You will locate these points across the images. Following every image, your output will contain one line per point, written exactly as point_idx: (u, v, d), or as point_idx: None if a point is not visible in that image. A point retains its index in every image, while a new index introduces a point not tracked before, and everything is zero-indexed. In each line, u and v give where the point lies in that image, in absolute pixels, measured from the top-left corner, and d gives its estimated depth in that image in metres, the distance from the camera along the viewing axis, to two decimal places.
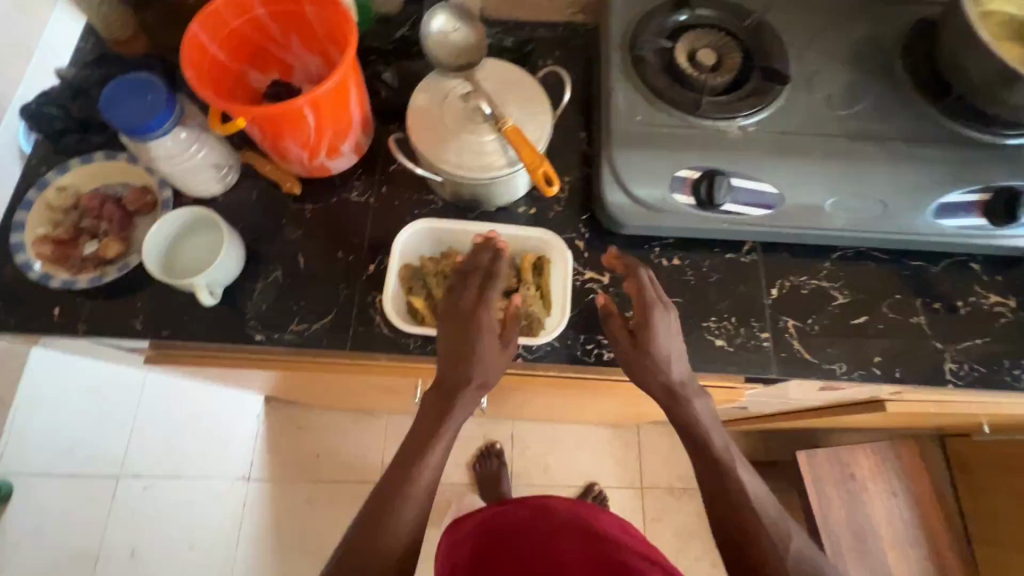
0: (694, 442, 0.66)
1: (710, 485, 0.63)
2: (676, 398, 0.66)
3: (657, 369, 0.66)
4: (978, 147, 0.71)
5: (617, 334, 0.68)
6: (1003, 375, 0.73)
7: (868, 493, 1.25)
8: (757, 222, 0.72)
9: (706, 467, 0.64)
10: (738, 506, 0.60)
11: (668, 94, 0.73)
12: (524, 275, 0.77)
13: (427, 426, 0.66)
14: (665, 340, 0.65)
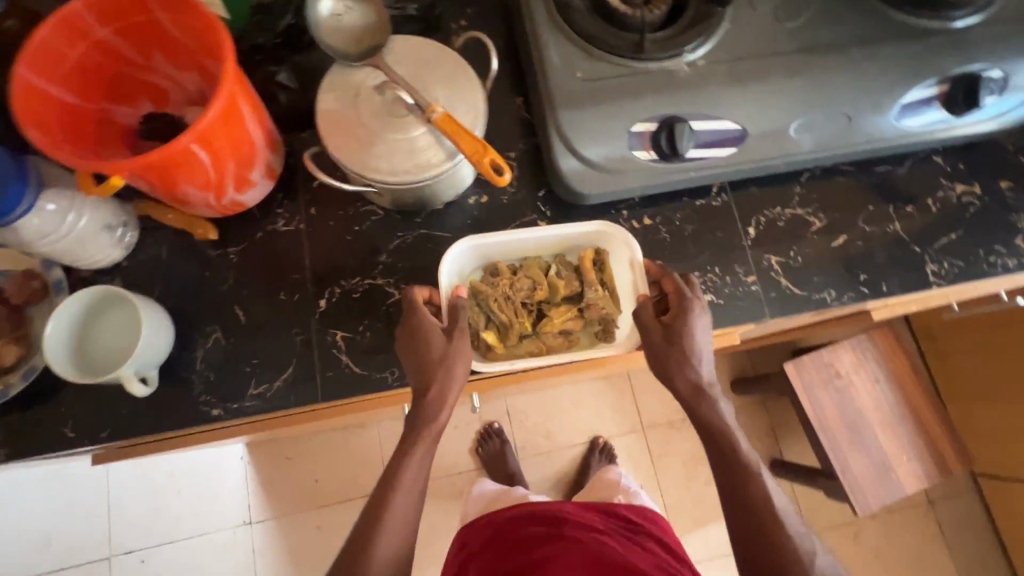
0: (714, 439, 0.64)
1: (728, 484, 0.63)
2: (703, 396, 0.63)
3: (688, 365, 0.62)
4: (932, 35, 0.67)
5: (649, 328, 0.63)
6: (981, 265, 0.73)
7: (856, 389, 1.29)
8: (725, 162, 0.67)
9: (726, 469, 0.63)
10: (767, 524, 0.61)
11: (604, 40, 0.65)
12: (587, 274, 0.72)
13: (416, 464, 0.61)
14: (699, 339, 0.62)
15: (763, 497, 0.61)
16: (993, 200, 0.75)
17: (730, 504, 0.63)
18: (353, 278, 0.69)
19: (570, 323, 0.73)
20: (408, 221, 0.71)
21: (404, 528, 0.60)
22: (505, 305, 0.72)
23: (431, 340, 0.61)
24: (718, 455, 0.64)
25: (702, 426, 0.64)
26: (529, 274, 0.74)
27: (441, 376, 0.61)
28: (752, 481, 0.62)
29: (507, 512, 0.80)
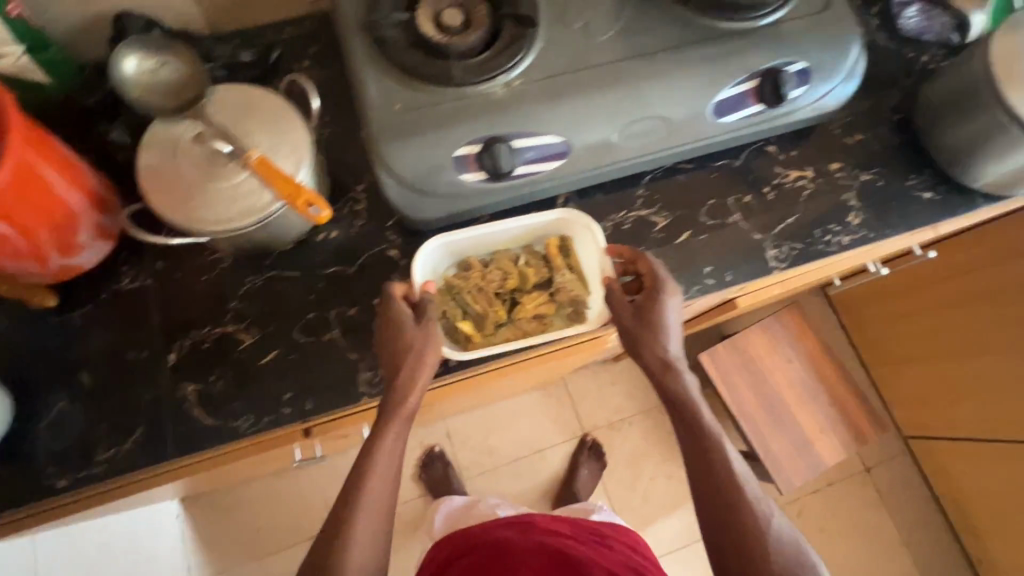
0: (677, 408, 0.62)
1: (693, 456, 0.60)
2: (671, 366, 0.62)
3: (656, 336, 0.63)
4: (736, 37, 0.71)
5: (620, 310, 0.65)
6: (818, 244, 0.76)
7: (770, 370, 1.32)
8: (554, 174, 0.70)
9: (691, 441, 0.61)
10: (727, 492, 0.57)
11: (422, 69, 0.66)
12: (555, 261, 0.75)
13: (389, 452, 0.58)
14: (661, 319, 0.63)
15: (725, 468, 0.58)
16: (825, 181, 0.79)
17: (695, 479, 0.60)
18: (204, 328, 0.69)
19: (543, 307, 0.74)
20: (257, 263, 0.72)
21: (380, 524, 0.55)
22: (478, 295, 0.73)
23: (404, 334, 0.61)
24: (679, 423, 0.62)
25: (666, 395, 0.62)
26: (500, 265, 0.75)
27: (407, 366, 0.60)
28: (715, 452, 0.59)
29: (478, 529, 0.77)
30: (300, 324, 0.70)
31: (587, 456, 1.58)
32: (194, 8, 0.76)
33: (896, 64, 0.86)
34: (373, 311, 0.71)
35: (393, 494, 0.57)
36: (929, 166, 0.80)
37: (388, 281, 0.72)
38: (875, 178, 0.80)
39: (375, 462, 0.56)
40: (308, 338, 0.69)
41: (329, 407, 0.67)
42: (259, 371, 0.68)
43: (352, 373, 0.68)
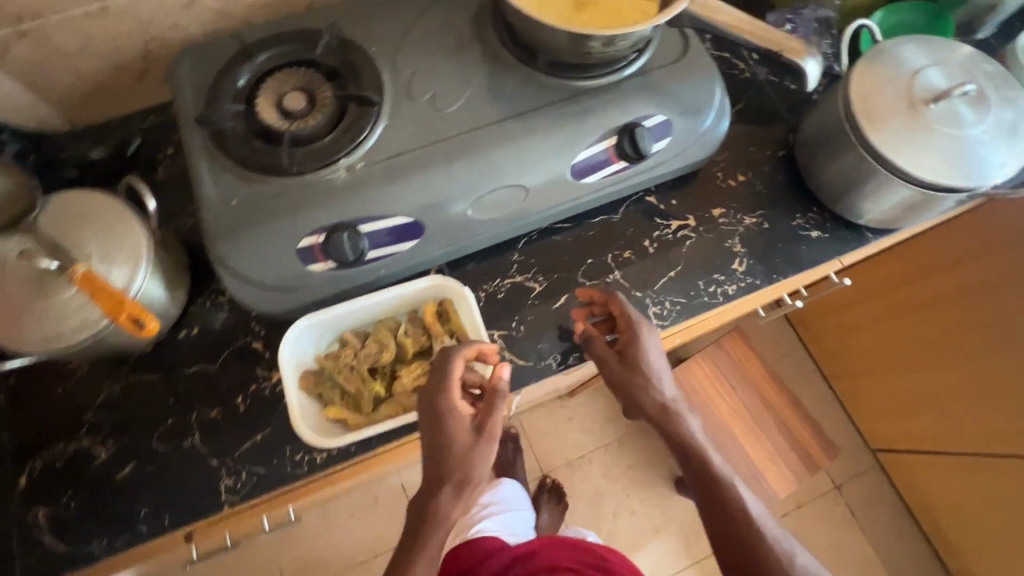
0: (698, 478, 0.57)
1: (726, 531, 0.54)
2: (674, 417, 0.59)
3: (647, 385, 0.61)
4: (590, 94, 0.69)
5: (607, 356, 0.63)
6: (702, 297, 0.74)
7: (715, 401, 1.28)
8: (409, 254, 0.68)
9: (715, 516, 0.56)
10: (747, 532, 0.54)
11: (259, 161, 0.64)
12: (433, 327, 0.66)
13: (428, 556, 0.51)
14: (644, 363, 0.61)
15: (759, 539, 0.53)
16: (708, 229, 0.77)
17: (730, 557, 0.54)
18: (57, 445, 0.66)
19: (424, 378, 0.65)
20: (115, 369, 0.69)
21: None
22: (349, 375, 0.63)
23: (454, 425, 0.53)
24: (700, 495, 0.57)
25: (686, 464, 0.58)
26: (378, 337, 0.66)
27: (480, 452, 0.52)
28: (743, 520, 0.54)
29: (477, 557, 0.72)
30: (158, 432, 0.66)
31: (546, 499, 1.47)
32: (44, 107, 0.74)
33: (776, 101, 0.84)
34: (234, 411, 0.68)
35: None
36: (814, 204, 0.78)
37: (250, 376, 0.69)
38: (759, 221, 0.77)
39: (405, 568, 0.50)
40: (166, 447, 0.66)
41: (188, 520, 0.64)
42: (114, 487, 0.64)
43: (211, 481, 0.65)
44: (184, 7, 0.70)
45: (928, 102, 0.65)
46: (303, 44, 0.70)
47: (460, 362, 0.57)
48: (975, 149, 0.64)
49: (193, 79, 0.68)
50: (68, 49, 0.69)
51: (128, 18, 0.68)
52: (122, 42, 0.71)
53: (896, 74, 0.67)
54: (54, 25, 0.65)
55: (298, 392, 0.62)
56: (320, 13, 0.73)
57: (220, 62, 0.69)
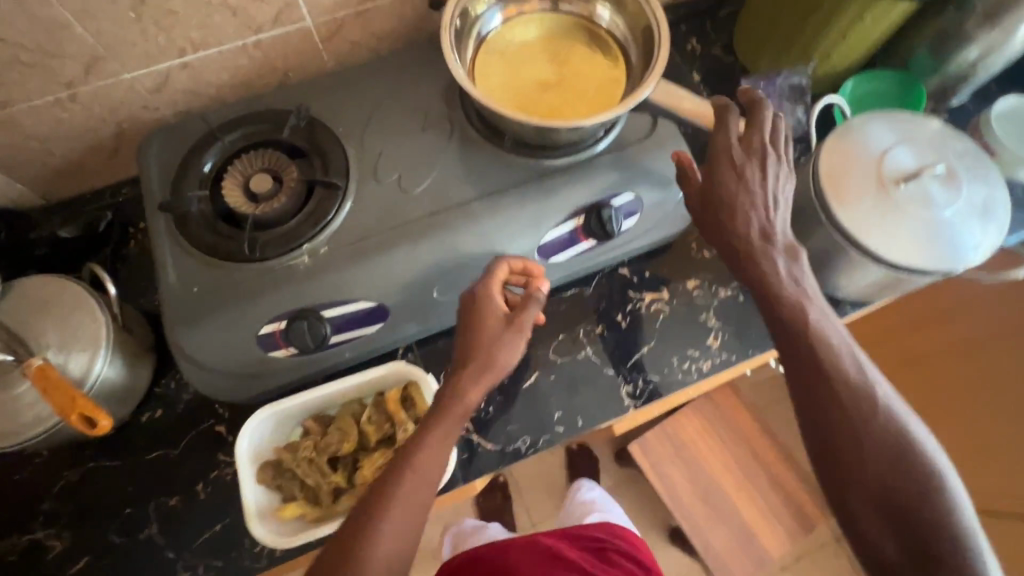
0: (821, 381, 0.51)
1: (865, 434, 0.49)
2: (806, 298, 0.55)
3: (757, 263, 0.56)
4: (556, 173, 0.68)
5: (723, 175, 0.59)
6: (676, 375, 0.72)
7: (704, 454, 1.25)
8: (374, 338, 0.67)
9: (880, 415, 0.50)
10: (902, 451, 0.49)
11: (222, 247, 0.63)
12: (395, 414, 0.64)
13: (430, 456, 0.54)
14: (763, 197, 0.58)
15: (917, 436, 0.50)
16: (681, 302, 0.76)
17: (834, 470, 0.50)
18: (12, 537, 0.64)
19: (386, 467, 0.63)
20: (74, 456, 0.67)
21: (403, 537, 0.50)
22: (307, 468, 0.62)
23: (483, 328, 0.59)
24: (808, 405, 0.52)
25: (816, 365, 0.52)
26: (340, 424, 0.65)
27: (506, 336, 0.59)
28: (902, 419, 0.50)
29: (490, 550, 0.74)
30: (115, 524, 0.65)
31: None
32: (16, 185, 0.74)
33: None
34: (194, 499, 0.66)
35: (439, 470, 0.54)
36: None
37: (212, 462, 0.67)
38: (735, 292, 0.76)
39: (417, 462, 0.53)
40: (122, 539, 0.64)
41: None
42: None
43: None
44: (155, 90, 0.70)
45: (898, 182, 0.64)
46: (271, 124, 0.70)
47: (497, 287, 0.61)
48: (948, 229, 0.63)
49: (160, 162, 0.68)
50: (39, 133, 0.69)
51: (98, 102, 0.69)
52: (94, 124, 0.71)
53: (865, 151, 0.66)
54: (23, 111, 0.66)
55: (252, 486, 0.60)
56: (291, 92, 0.73)
57: (188, 145, 0.69)
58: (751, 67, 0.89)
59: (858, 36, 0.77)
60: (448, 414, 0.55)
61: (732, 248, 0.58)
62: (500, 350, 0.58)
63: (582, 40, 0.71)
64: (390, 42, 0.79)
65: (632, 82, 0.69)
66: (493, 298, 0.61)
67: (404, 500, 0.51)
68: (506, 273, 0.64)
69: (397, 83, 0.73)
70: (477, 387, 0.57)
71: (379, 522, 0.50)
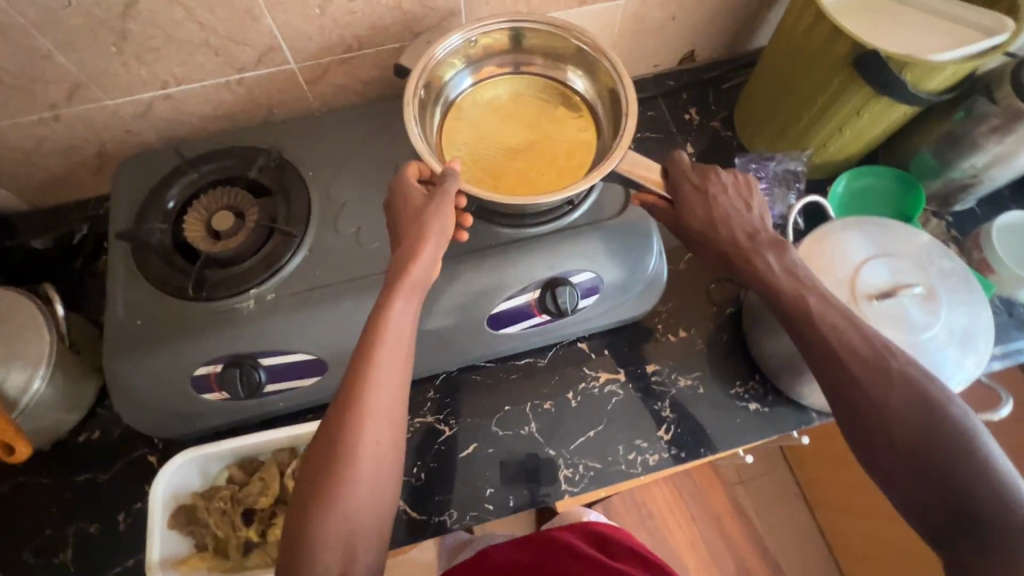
0: (842, 368, 0.49)
1: (893, 426, 0.45)
2: (803, 285, 0.54)
3: (708, 203, 0.59)
4: (518, 243, 0.66)
5: (690, 198, 0.60)
6: (620, 465, 0.69)
7: (669, 528, 1.20)
8: (311, 390, 0.66)
9: (910, 408, 0.45)
10: (927, 413, 0.45)
11: (172, 283, 0.64)
12: None
13: (394, 336, 0.52)
14: (736, 200, 0.60)
15: (962, 430, 0.44)
16: (637, 386, 0.73)
17: (890, 457, 0.45)
18: None
19: None
20: (7, 468, 0.68)
21: (383, 470, 0.49)
22: (220, 518, 0.62)
23: (409, 189, 0.57)
24: (836, 391, 0.49)
25: (830, 351, 0.50)
26: (264, 473, 0.64)
27: (434, 203, 0.55)
28: (939, 404, 0.45)
29: (499, 543, 0.61)
30: (33, 543, 0.65)
31: None
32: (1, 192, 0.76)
33: None
34: (113, 529, 0.65)
35: (404, 407, 0.52)
36: (757, 372, 0.73)
37: (137, 492, 0.67)
38: (695, 383, 0.73)
39: (386, 350, 0.51)
40: (37, 560, 0.64)
41: None
42: None
43: None
44: (138, 116, 0.72)
45: (871, 299, 0.60)
46: (243, 161, 0.71)
47: (411, 175, 0.58)
48: (921, 356, 0.59)
49: (131, 188, 0.69)
50: (22, 147, 0.71)
51: (81, 124, 0.70)
52: (78, 142, 0.73)
53: (840, 260, 0.62)
54: (8, 127, 0.68)
55: (162, 531, 0.59)
56: (270, 130, 0.74)
57: (160, 174, 0.70)
58: (751, 146, 0.86)
59: (857, 131, 0.73)
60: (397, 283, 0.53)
61: (717, 245, 0.59)
62: (430, 215, 0.55)
63: (557, 104, 0.70)
64: (377, 89, 0.79)
65: (603, 152, 0.66)
66: (409, 179, 0.58)
67: (373, 416, 0.49)
68: (419, 175, 0.59)
69: (374, 133, 0.73)
70: (420, 261, 0.53)
71: (352, 452, 0.47)
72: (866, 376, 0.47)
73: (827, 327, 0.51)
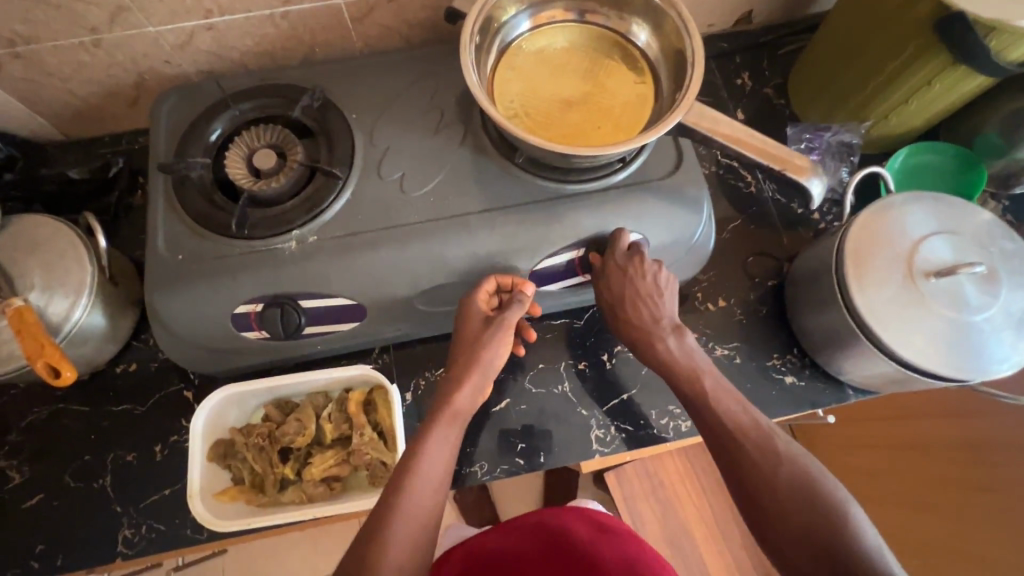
0: (734, 443, 0.54)
1: (783, 500, 0.50)
2: (700, 367, 0.60)
3: (642, 303, 0.63)
4: (567, 199, 0.64)
5: (613, 275, 0.63)
6: (651, 429, 0.70)
7: (678, 498, 1.22)
8: (350, 334, 0.67)
9: (797, 493, 0.50)
10: (814, 501, 0.49)
11: (213, 219, 0.62)
12: (354, 418, 0.64)
13: (434, 454, 0.56)
14: (651, 285, 0.63)
15: (841, 510, 0.48)
16: None
17: (773, 528, 0.50)
18: None
19: (334, 469, 0.63)
20: (47, 394, 0.69)
21: (425, 526, 0.53)
22: (257, 454, 0.62)
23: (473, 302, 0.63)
24: (726, 464, 0.54)
25: (726, 428, 0.55)
26: (300, 414, 0.64)
27: (490, 335, 0.62)
28: (820, 493, 0.50)
29: (495, 540, 0.66)
30: (72, 467, 0.66)
31: None
32: (37, 119, 0.75)
33: (777, 222, 0.79)
34: (150, 459, 0.67)
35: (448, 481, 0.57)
36: (795, 345, 0.73)
37: (173, 426, 0.68)
38: (732, 353, 0.73)
39: (426, 462, 0.55)
40: (76, 484, 0.65)
41: (78, 567, 0.62)
42: (17, 516, 0.64)
43: (110, 530, 0.64)
44: (178, 47, 0.70)
45: (928, 276, 0.59)
46: (285, 99, 0.69)
47: (482, 292, 0.63)
48: (973, 337, 0.57)
49: (171, 121, 0.68)
50: (61, 72, 0.69)
51: (121, 51, 0.68)
52: (116, 71, 0.71)
53: (899, 234, 0.61)
54: (48, 50, 0.66)
55: (202, 463, 0.61)
56: (311, 69, 0.72)
57: (201, 108, 0.68)
58: (804, 116, 0.83)
59: (925, 101, 0.70)
60: (441, 413, 0.59)
61: (644, 321, 0.64)
62: (486, 348, 0.62)
63: (614, 56, 0.67)
64: (421, 32, 0.76)
65: (660, 108, 0.64)
66: (477, 302, 0.63)
67: (402, 533, 0.51)
68: (492, 290, 0.64)
69: (419, 77, 0.71)
70: (465, 389, 0.60)
71: (381, 558, 0.49)
72: (760, 452, 0.53)
73: (720, 410, 0.57)
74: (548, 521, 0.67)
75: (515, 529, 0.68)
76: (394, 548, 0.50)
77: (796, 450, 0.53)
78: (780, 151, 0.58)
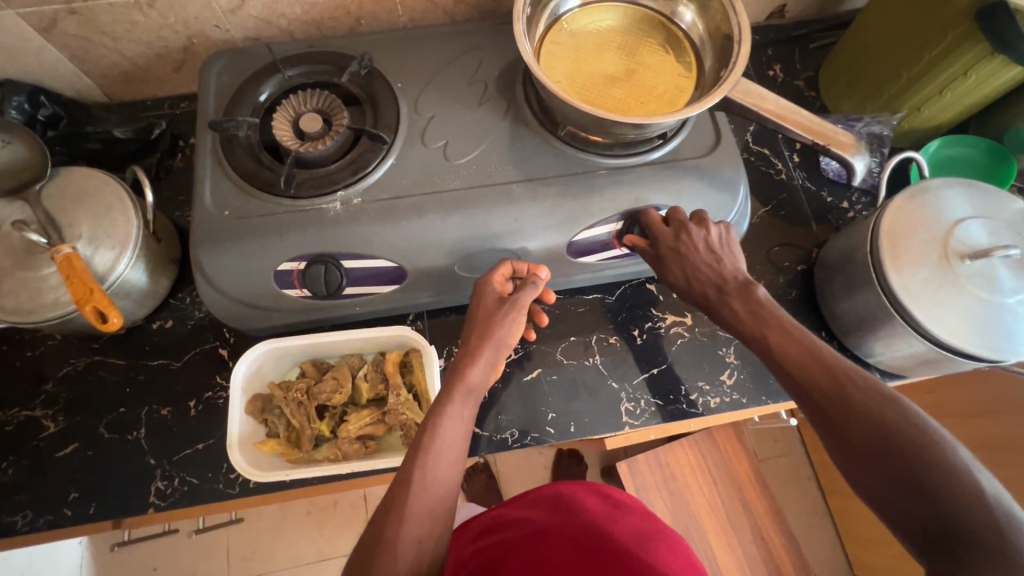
0: (809, 399, 0.51)
1: (867, 454, 0.46)
2: (768, 323, 0.57)
3: (700, 270, 0.62)
4: (608, 172, 0.66)
5: (664, 245, 0.63)
6: (681, 404, 0.71)
7: (691, 490, 1.21)
8: (388, 297, 0.68)
9: (879, 441, 0.45)
10: (901, 447, 0.44)
11: (261, 177, 0.63)
12: (390, 378, 0.66)
13: (450, 437, 0.54)
14: (706, 254, 0.62)
15: (937, 454, 0.43)
16: (703, 331, 0.74)
17: (867, 481, 0.46)
18: (10, 410, 0.67)
19: (369, 428, 0.64)
20: (84, 346, 0.70)
21: (444, 493, 0.52)
22: (296, 408, 0.64)
23: (487, 283, 0.62)
24: (815, 416, 0.51)
25: (795, 384, 0.53)
26: (337, 373, 0.66)
27: (503, 312, 0.61)
28: (908, 437, 0.44)
29: (512, 512, 0.66)
30: (107, 419, 0.67)
31: None
32: (84, 78, 0.76)
33: (805, 210, 0.81)
34: (184, 414, 0.67)
35: (462, 460, 0.55)
36: (824, 328, 0.74)
37: (207, 383, 0.69)
38: None
39: (442, 440, 0.54)
40: (111, 435, 0.66)
41: (111, 517, 0.63)
42: (50, 464, 0.64)
43: (145, 480, 0.64)
44: (229, 12, 0.71)
45: (962, 257, 0.61)
46: (334, 66, 0.70)
47: (497, 274, 0.63)
48: (1005, 318, 0.59)
49: (220, 84, 0.70)
50: (113, 32, 0.70)
51: (173, 14, 0.69)
52: (167, 34, 0.72)
53: (935, 217, 0.63)
54: (103, 8, 0.67)
55: (241, 414, 0.63)
56: (358, 39, 0.73)
57: (251, 72, 0.70)
58: (834, 108, 0.84)
59: (958, 94, 0.72)
60: (454, 388, 0.57)
61: (706, 292, 0.62)
62: (499, 323, 0.61)
63: (656, 37, 0.69)
64: (465, 10, 0.78)
65: (702, 87, 0.65)
66: (490, 284, 0.62)
67: (422, 498, 0.50)
68: (508, 274, 0.64)
69: (462, 49, 0.72)
70: (477, 365, 0.59)
71: (400, 521, 0.49)
72: (834, 406, 0.49)
73: (792, 367, 0.53)
74: (565, 493, 0.67)
75: (531, 502, 0.67)
76: (412, 511, 0.50)
77: (873, 396, 0.48)
78: (826, 128, 0.60)
